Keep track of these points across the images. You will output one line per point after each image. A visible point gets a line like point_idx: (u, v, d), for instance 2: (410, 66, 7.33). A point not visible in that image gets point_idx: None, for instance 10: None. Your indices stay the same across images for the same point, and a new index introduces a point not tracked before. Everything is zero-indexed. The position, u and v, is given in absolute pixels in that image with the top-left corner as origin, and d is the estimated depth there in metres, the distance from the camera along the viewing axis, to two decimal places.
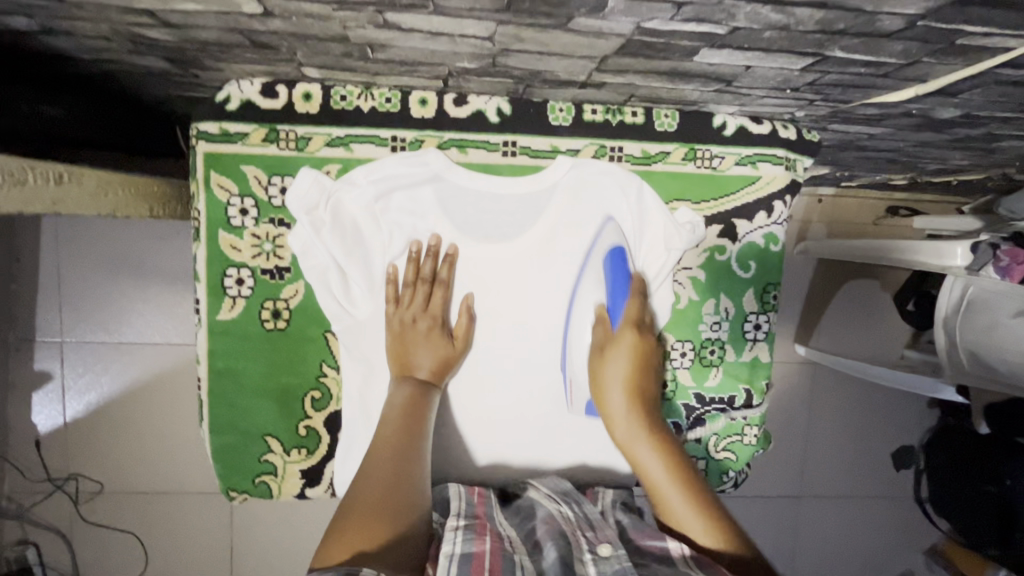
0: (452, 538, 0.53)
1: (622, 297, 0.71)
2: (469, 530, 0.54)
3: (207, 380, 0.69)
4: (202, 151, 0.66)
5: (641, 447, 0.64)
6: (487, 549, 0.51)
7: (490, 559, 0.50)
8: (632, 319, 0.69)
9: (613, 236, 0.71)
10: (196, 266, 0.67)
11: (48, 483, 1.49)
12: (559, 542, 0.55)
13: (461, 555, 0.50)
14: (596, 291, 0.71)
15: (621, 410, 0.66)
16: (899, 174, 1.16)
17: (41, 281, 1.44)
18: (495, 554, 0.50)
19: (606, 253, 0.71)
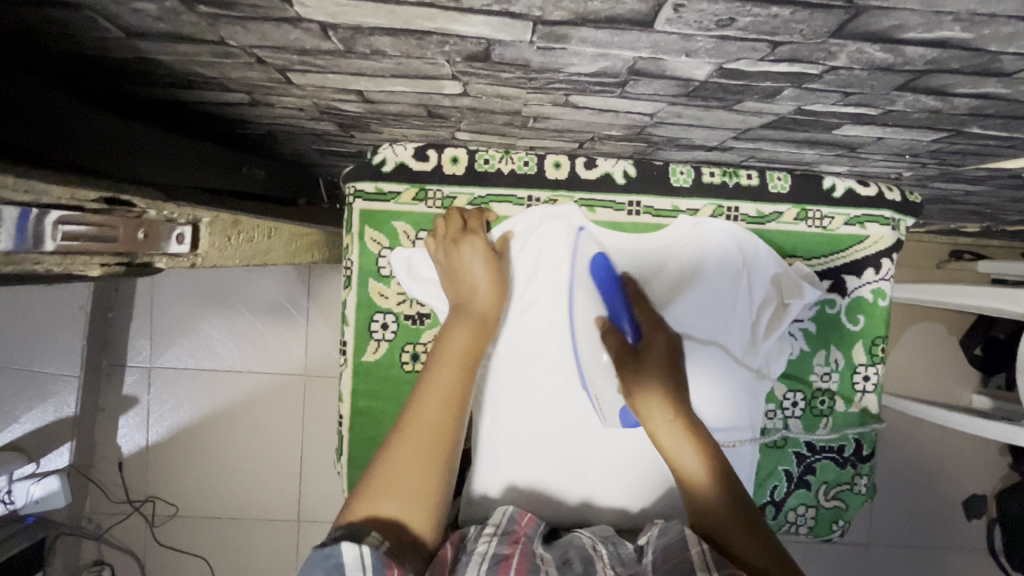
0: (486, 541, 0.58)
1: (622, 305, 0.74)
2: (498, 542, 0.58)
3: (349, 417, 0.74)
4: (357, 208, 0.73)
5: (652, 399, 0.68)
6: (516, 552, 0.56)
7: (519, 562, 0.54)
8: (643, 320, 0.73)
9: (591, 244, 0.74)
10: (346, 310, 0.74)
11: (127, 505, 1.54)
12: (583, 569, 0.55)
13: (492, 556, 0.56)
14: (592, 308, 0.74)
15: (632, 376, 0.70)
16: (975, 222, 1.18)
17: (136, 309, 1.54)
18: (522, 557, 0.56)
19: (589, 263, 0.74)
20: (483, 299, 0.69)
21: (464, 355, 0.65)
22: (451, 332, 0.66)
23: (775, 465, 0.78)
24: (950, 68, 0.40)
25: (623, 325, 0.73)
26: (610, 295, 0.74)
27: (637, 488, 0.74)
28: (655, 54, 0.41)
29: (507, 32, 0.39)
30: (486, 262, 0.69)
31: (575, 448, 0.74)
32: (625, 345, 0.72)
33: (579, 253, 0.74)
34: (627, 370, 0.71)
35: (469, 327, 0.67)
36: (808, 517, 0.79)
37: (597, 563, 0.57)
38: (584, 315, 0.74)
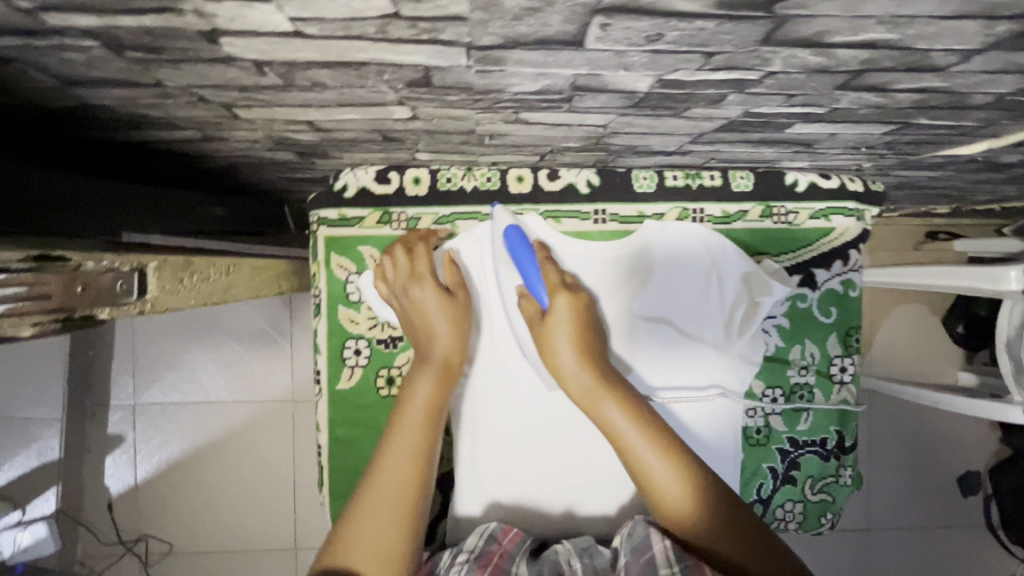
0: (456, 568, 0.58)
1: (531, 268, 0.69)
2: (471, 569, 0.58)
3: (328, 447, 0.73)
4: (322, 235, 0.72)
5: (603, 400, 0.64)
6: None
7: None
8: (552, 284, 0.69)
9: (504, 217, 0.69)
10: (317, 338, 0.73)
11: (119, 545, 1.51)
12: None
13: None
14: (512, 276, 0.72)
15: (572, 366, 0.66)
16: (945, 204, 1.20)
17: (117, 348, 1.50)
18: None
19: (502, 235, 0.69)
20: (442, 346, 0.68)
21: (427, 407, 0.65)
22: (413, 385, 0.66)
23: (759, 463, 0.77)
24: (884, 66, 0.40)
25: (534, 289, 0.69)
26: (526, 267, 0.69)
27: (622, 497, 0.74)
28: (593, 70, 0.41)
29: (442, 59, 0.39)
30: (443, 307, 0.68)
31: (557, 462, 0.74)
32: (539, 311, 0.69)
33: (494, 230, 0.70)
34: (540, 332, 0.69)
35: (432, 376, 0.66)
36: (797, 513, 0.78)
37: None
38: (507, 284, 0.72)
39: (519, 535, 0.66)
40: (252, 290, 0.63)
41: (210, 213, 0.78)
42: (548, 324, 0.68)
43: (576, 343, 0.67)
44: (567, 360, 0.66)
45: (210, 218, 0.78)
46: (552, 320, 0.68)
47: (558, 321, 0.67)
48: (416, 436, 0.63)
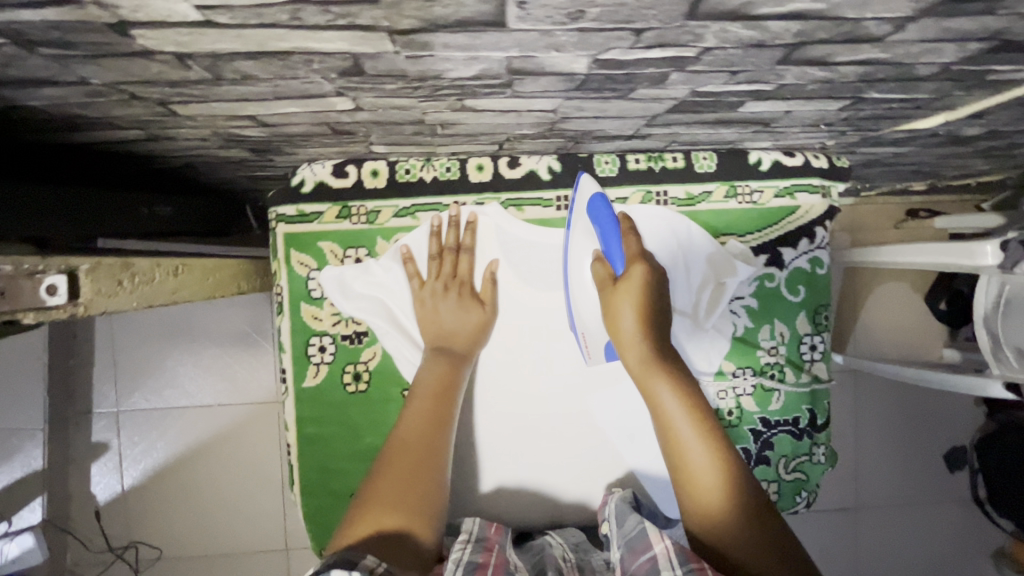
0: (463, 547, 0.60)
1: (615, 238, 0.69)
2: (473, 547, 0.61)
3: (297, 446, 0.73)
4: (282, 232, 0.71)
5: (657, 379, 0.64)
6: (492, 561, 0.59)
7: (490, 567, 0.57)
8: (632, 253, 0.68)
9: (592, 186, 0.69)
10: (281, 337, 0.72)
11: (109, 553, 1.51)
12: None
13: (466, 563, 0.57)
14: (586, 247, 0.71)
15: (632, 332, 0.66)
16: (920, 181, 1.19)
17: (98, 356, 1.49)
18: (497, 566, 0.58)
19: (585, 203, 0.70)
20: (463, 340, 0.72)
21: (438, 383, 0.68)
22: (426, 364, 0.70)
23: (732, 444, 0.77)
24: (819, 39, 0.40)
25: (613, 256, 0.69)
26: (610, 237, 0.69)
27: (590, 475, 0.77)
28: (525, 52, 0.40)
29: (367, 45, 0.38)
30: (462, 308, 0.72)
31: (529, 447, 0.76)
32: (612, 276, 0.69)
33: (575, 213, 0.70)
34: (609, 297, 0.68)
35: (447, 360, 0.70)
36: (771, 492, 0.78)
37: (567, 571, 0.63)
38: (581, 250, 0.71)
39: (502, 528, 0.69)
40: (205, 291, 0.62)
41: (157, 214, 0.74)
42: (617, 291, 0.67)
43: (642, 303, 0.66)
44: (630, 325, 0.66)
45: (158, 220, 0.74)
46: (623, 286, 0.67)
47: (630, 288, 0.66)
48: (429, 410, 0.67)
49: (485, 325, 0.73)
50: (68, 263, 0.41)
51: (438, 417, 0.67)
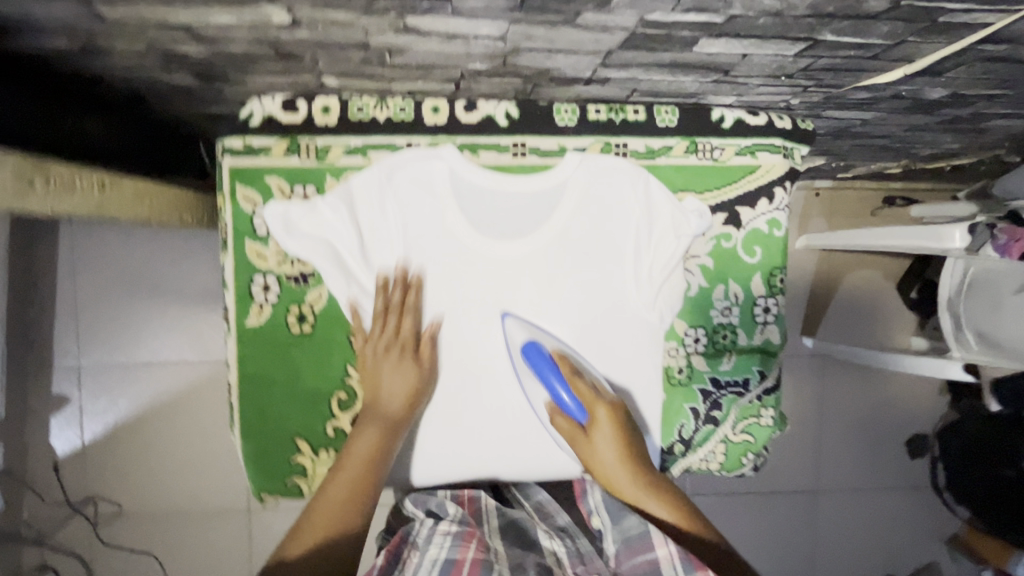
0: (441, 543, 0.60)
1: (558, 382, 0.68)
2: (456, 537, 0.61)
3: (238, 386, 0.71)
4: (227, 165, 0.68)
5: (637, 490, 0.68)
6: (470, 555, 0.58)
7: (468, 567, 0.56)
8: (587, 392, 0.69)
9: (523, 322, 0.71)
10: (224, 274, 0.70)
11: (67, 507, 1.49)
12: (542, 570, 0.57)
13: (444, 560, 0.58)
14: (539, 392, 0.72)
15: (609, 456, 0.68)
16: (894, 162, 1.19)
17: (58, 307, 1.45)
18: (475, 562, 0.57)
19: (519, 349, 0.70)
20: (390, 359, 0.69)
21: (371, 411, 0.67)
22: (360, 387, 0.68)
23: (681, 403, 0.76)
24: None
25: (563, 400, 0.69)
26: (552, 381, 0.68)
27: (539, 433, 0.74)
28: None
29: None
30: (399, 368, 0.68)
31: (477, 401, 0.73)
32: (576, 424, 0.70)
33: (507, 339, 0.71)
34: (582, 440, 0.69)
35: (378, 428, 0.67)
36: (718, 453, 0.78)
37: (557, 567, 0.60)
38: (535, 397, 0.72)
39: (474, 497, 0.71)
40: (140, 211, 0.62)
41: (82, 128, 0.69)
42: (591, 435, 0.68)
43: (619, 450, 0.68)
44: (606, 457, 0.68)
45: (83, 135, 0.69)
46: (594, 432, 0.68)
47: (602, 432, 0.68)
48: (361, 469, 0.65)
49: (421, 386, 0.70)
50: None
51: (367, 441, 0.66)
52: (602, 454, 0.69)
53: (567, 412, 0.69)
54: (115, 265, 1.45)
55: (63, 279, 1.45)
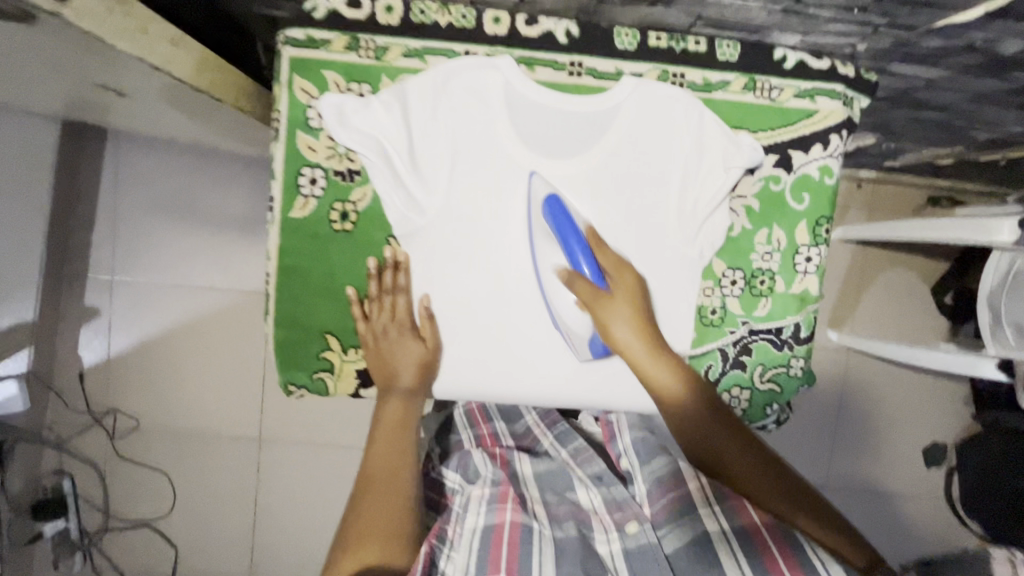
0: (478, 511, 0.66)
1: (582, 250, 0.69)
2: (492, 497, 0.67)
3: (276, 276, 0.72)
4: (287, 55, 0.69)
5: (662, 371, 0.70)
6: (507, 520, 0.64)
7: (509, 532, 0.62)
8: (612, 264, 0.70)
9: (542, 186, 0.70)
10: (274, 164, 0.71)
11: (88, 416, 1.54)
12: (579, 526, 0.68)
13: (483, 528, 0.64)
14: (555, 257, 0.71)
15: (632, 343, 0.70)
16: (945, 148, 1.16)
17: (98, 222, 1.50)
18: (513, 525, 0.63)
19: (540, 203, 0.70)
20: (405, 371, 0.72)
21: (394, 424, 0.71)
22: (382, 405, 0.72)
23: (711, 345, 0.76)
24: None
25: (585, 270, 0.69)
26: (575, 247, 0.68)
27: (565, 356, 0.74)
28: None
29: None
30: (411, 355, 0.72)
31: (507, 318, 0.73)
32: (598, 289, 0.69)
33: (530, 195, 0.71)
34: (601, 313, 0.69)
35: (400, 398, 0.72)
36: (742, 400, 0.77)
37: (592, 518, 0.70)
38: (544, 262, 0.71)
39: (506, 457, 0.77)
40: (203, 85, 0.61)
41: None
42: (609, 304, 0.69)
43: (637, 317, 0.71)
44: (627, 332, 0.70)
45: None
46: (615, 299, 0.70)
47: (620, 301, 0.70)
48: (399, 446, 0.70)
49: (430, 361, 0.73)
50: None
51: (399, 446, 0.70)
52: (622, 321, 0.70)
53: (587, 279, 0.69)
54: (153, 185, 1.48)
55: (105, 194, 1.49)
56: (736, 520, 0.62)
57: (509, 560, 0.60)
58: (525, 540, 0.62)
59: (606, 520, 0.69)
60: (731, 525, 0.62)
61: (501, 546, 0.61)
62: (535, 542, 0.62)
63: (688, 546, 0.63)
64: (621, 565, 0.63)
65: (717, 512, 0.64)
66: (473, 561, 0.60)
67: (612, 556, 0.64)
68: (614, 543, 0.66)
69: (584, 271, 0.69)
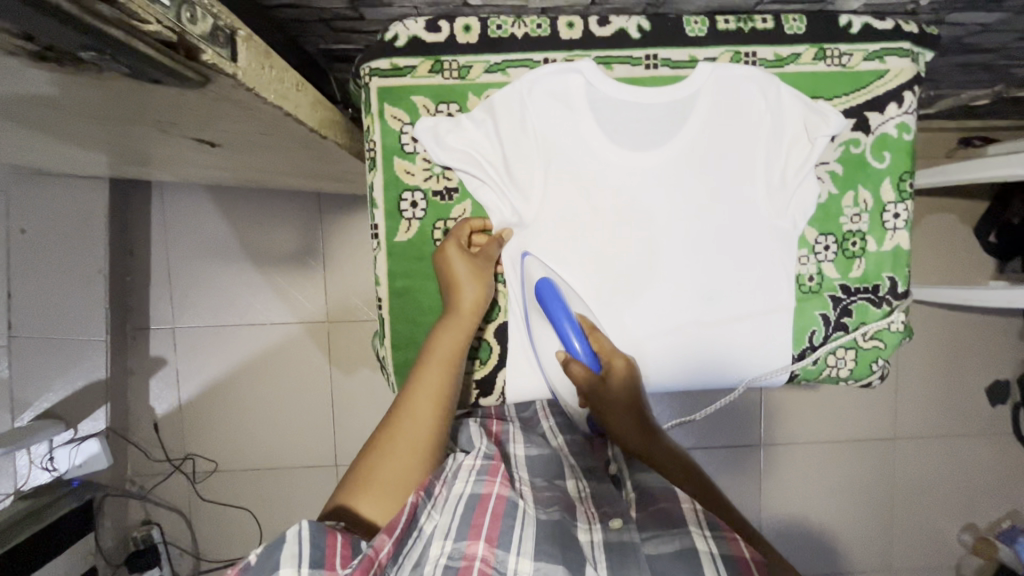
0: (465, 478, 0.61)
1: (575, 338, 0.70)
2: (481, 470, 0.63)
3: (388, 300, 0.75)
4: (375, 86, 0.71)
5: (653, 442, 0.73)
6: (494, 492, 0.60)
7: (494, 504, 0.58)
8: (602, 349, 0.72)
9: (536, 268, 0.72)
10: (374, 193, 0.73)
11: (168, 463, 1.55)
12: (562, 508, 0.63)
13: (469, 496, 0.59)
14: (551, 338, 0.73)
15: (619, 420, 0.72)
16: (986, 89, 1.17)
17: (153, 274, 1.52)
18: (500, 498, 0.59)
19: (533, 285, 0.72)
20: (463, 299, 0.71)
21: (447, 358, 0.69)
22: (434, 335, 0.70)
23: (811, 310, 0.77)
24: None
25: (576, 352, 0.70)
26: (568, 336, 0.70)
27: (673, 346, 0.76)
28: None
29: None
30: (474, 273, 0.71)
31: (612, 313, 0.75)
32: (589, 374, 0.70)
33: (525, 276, 0.73)
34: (589, 397, 0.71)
35: (452, 334, 0.70)
36: (848, 359, 0.79)
37: (578, 506, 0.65)
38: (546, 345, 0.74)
39: (502, 433, 0.81)
40: (314, 121, 0.66)
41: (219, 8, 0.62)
42: (602, 386, 0.70)
43: (625, 406, 0.72)
44: (617, 415, 0.72)
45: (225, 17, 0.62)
46: (604, 381, 0.70)
47: (608, 384, 0.70)
48: (439, 373, 0.67)
49: (487, 298, 0.73)
50: (232, 23, 0.46)
51: (445, 386, 0.67)
52: (617, 406, 0.71)
53: (579, 362, 0.70)
54: (203, 231, 1.50)
55: (156, 247, 1.51)
56: (724, 548, 0.54)
57: (490, 528, 0.55)
58: (510, 513, 0.57)
59: (589, 512, 0.64)
60: (718, 550, 0.54)
61: (482, 513, 0.56)
62: (518, 518, 0.57)
63: (663, 551, 0.56)
64: (599, 554, 0.56)
65: (707, 534, 0.55)
66: (453, 526, 0.55)
67: (591, 543, 0.58)
68: (596, 533, 0.59)
69: (576, 352, 0.70)
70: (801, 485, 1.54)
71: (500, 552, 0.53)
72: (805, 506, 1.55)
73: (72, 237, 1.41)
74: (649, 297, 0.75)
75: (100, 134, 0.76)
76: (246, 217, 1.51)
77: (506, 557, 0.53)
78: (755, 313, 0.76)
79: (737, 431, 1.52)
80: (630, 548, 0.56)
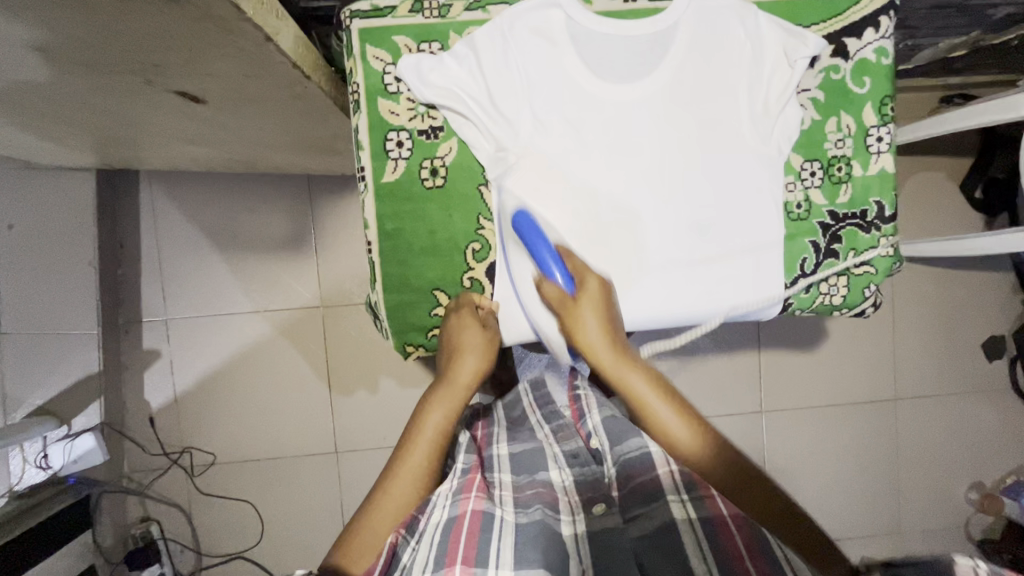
0: (443, 504, 0.61)
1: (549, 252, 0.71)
2: (458, 490, 0.63)
3: (378, 243, 0.76)
4: (357, 28, 0.72)
5: (627, 370, 0.70)
6: (470, 509, 0.60)
7: (470, 521, 0.58)
8: (578, 269, 0.73)
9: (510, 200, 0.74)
10: (359, 136, 0.74)
11: (164, 458, 1.51)
12: (545, 503, 0.62)
13: (446, 521, 0.59)
14: (527, 267, 0.74)
15: (599, 343, 0.70)
16: (961, 37, 1.19)
17: (144, 264, 1.50)
18: (475, 513, 0.59)
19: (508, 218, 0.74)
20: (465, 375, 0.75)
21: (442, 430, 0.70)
22: (436, 404, 0.72)
23: (801, 237, 0.78)
24: None
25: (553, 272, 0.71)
26: (541, 249, 0.70)
27: (659, 277, 0.76)
28: None
29: None
30: (477, 348, 0.76)
31: (599, 244, 0.76)
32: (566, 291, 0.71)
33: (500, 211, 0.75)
34: (570, 313, 0.71)
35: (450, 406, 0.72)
36: (840, 286, 0.79)
37: (560, 499, 0.64)
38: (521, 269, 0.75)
39: (487, 438, 0.80)
40: (294, 55, 0.67)
41: None
42: (578, 303, 0.71)
43: (605, 323, 0.71)
44: (596, 333, 0.70)
45: None
46: (583, 300, 0.71)
47: (588, 304, 0.71)
48: (433, 449, 0.69)
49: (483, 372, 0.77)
50: None
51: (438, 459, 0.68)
52: (588, 321, 0.71)
53: (554, 283, 0.71)
54: (194, 220, 1.49)
55: (146, 238, 1.49)
56: (702, 511, 0.55)
57: (465, 550, 0.54)
58: (486, 527, 0.57)
59: (571, 502, 0.63)
60: (696, 514, 0.55)
61: (455, 542, 0.56)
62: (495, 533, 0.57)
63: (648, 533, 0.56)
64: (581, 546, 0.56)
65: (685, 501, 0.57)
66: (431, 558, 0.55)
67: (575, 536, 0.58)
68: (579, 523, 0.59)
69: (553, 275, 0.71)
70: (806, 448, 1.53)
71: (478, 570, 0.53)
72: (813, 469, 1.53)
73: (64, 228, 1.38)
74: (633, 217, 0.75)
75: (84, 97, 0.76)
76: (235, 203, 1.50)
77: (485, 572, 0.52)
78: (746, 255, 0.76)
79: (739, 397, 1.50)
80: (616, 536, 0.57)
